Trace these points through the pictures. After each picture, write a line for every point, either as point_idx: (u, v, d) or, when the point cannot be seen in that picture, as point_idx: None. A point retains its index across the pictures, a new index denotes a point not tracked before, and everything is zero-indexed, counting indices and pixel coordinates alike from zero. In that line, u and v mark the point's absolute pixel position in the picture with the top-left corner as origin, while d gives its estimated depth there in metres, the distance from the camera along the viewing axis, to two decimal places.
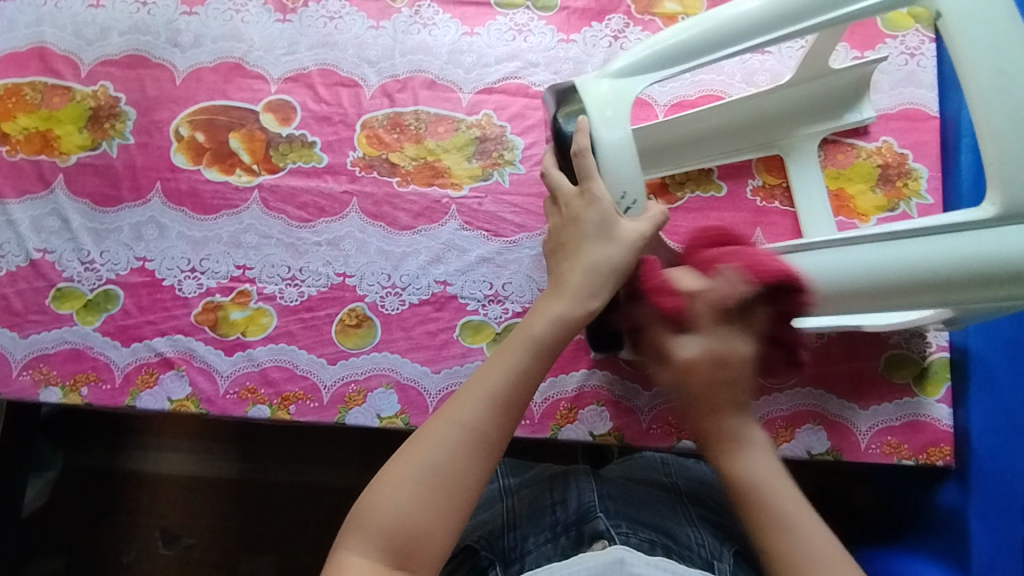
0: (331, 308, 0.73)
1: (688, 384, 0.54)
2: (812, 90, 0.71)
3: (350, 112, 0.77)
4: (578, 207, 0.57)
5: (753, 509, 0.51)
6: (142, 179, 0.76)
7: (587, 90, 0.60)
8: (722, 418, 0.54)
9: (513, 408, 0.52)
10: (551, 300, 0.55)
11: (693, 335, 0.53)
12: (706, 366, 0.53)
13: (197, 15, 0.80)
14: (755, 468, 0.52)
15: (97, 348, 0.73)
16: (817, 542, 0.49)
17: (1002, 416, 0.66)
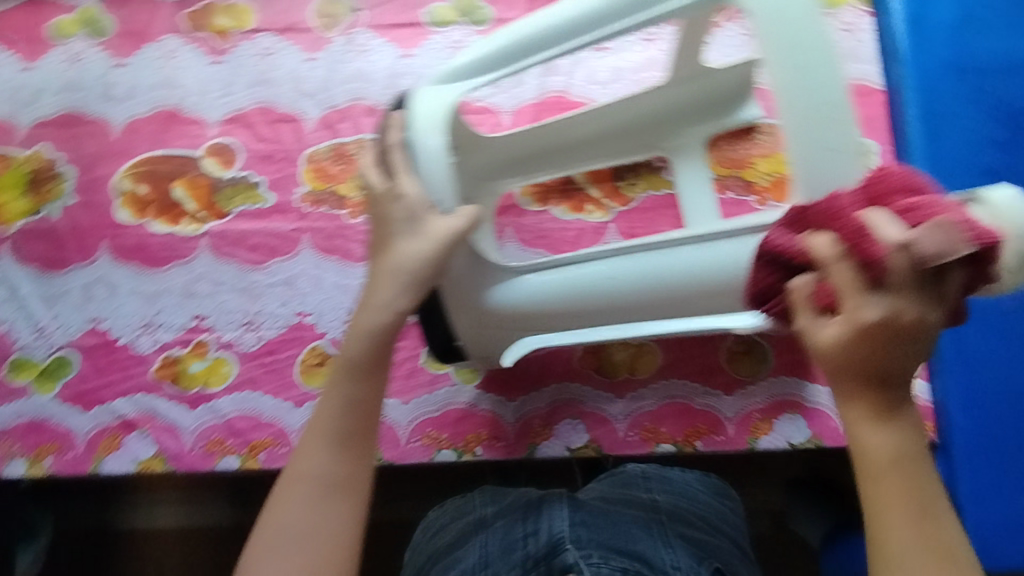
0: (292, 349, 0.71)
1: (846, 350, 0.36)
2: (691, 92, 0.67)
3: (293, 148, 0.75)
4: (386, 207, 0.53)
5: (874, 497, 0.38)
6: (88, 239, 0.75)
7: (410, 99, 0.55)
8: (872, 393, 0.37)
9: (356, 439, 0.50)
10: (360, 316, 0.52)
11: (833, 313, 0.37)
12: (881, 334, 0.35)
13: (129, 66, 0.79)
14: (896, 453, 0.38)
15: (56, 417, 0.71)
16: (945, 535, 0.38)
17: (978, 386, 0.65)
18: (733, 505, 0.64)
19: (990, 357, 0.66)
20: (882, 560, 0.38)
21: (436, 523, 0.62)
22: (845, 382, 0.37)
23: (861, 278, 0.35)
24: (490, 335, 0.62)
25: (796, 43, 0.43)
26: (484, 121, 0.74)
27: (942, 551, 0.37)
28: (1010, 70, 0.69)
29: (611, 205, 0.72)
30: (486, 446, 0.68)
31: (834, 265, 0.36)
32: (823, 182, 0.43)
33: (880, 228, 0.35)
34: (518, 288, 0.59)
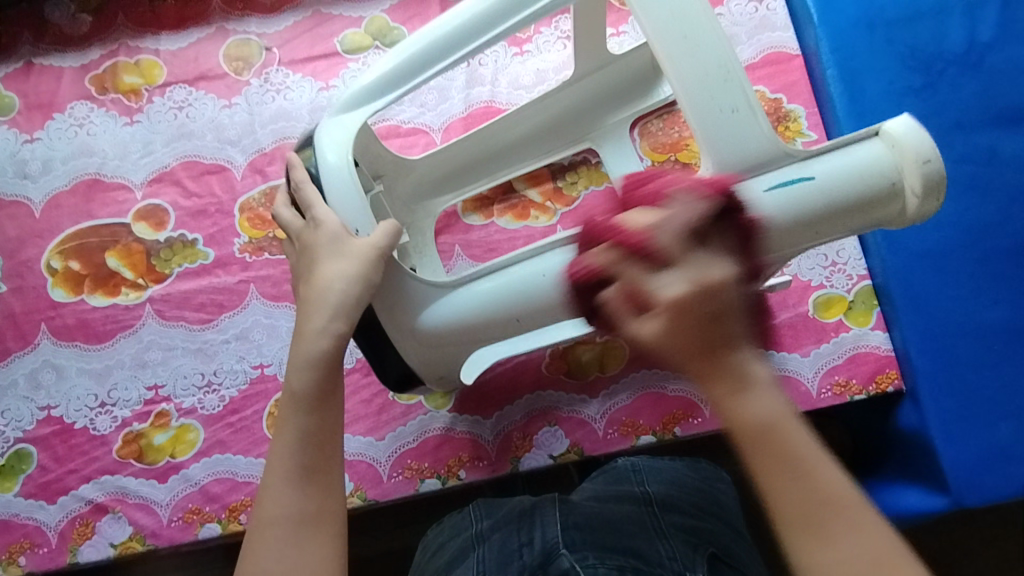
0: (257, 404, 0.69)
1: (679, 330, 0.37)
2: (602, 80, 0.68)
3: (225, 199, 0.73)
4: (306, 237, 0.53)
5: (757, 462, 0.37)
6: (25, 325, 0.72)
7: (318, 130, 0.55)
8: (719, 361, 0.37)
9: (319, 467, 0.49)
10: (301, 344, 0.51)
11: (669, 270, 0.39)
12: (694, 305, 0.38)
13: (40, 140, 0.76)
14: (763, 415, 0.37)
15: (22, 514, 0.68)
16: (833, 482, 0.37)
17: (938, 329, 0.65)
18: (724, 488, 0.63)
19: (950, 300, 0.65)
20: (782, 519, 0.37)
21: (435, 542, 0.61)
22: (693, 363, 0.38)
23: (647, 262, 0.40)
24: (435, 359, 0.59)
25: (684, 21, 0.46)
26: (416, 143, 0.74)
27: (829, 500, 0.36)
28: (917, 17, 0.71)
29: (555, 208, 0.72)
30: (469, 468, 0.68)
31: (622, 268, 0.41)
32: (727, 146, 0.46)
33: (630, 219, 0.42)
34: (444, 307, 0.55)
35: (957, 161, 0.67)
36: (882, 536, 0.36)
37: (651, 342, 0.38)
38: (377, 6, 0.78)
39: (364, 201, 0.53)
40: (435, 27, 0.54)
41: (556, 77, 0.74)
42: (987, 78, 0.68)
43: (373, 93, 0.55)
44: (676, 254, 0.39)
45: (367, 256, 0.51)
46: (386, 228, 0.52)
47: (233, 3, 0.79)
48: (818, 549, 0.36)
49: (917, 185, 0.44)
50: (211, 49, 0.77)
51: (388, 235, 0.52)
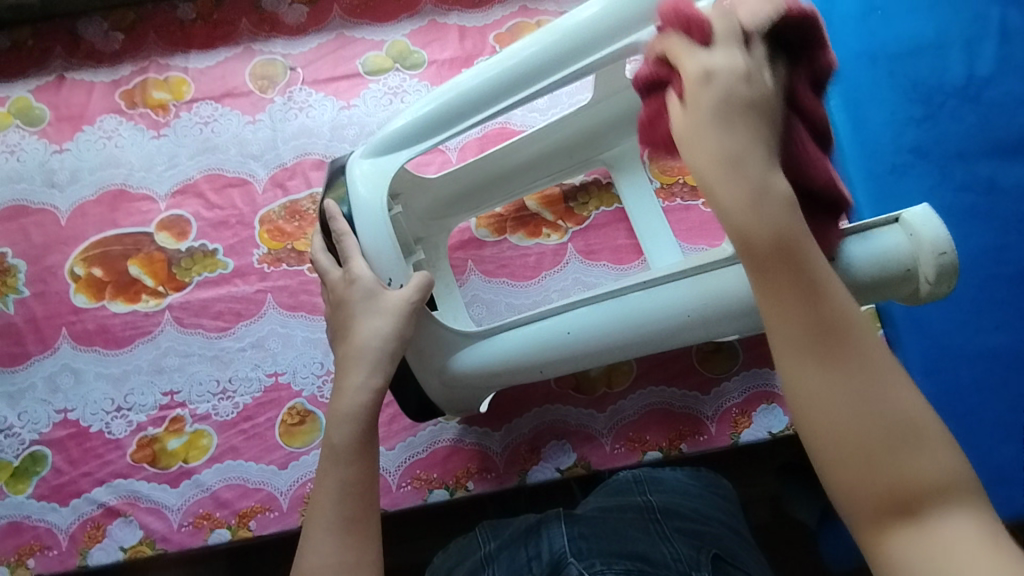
0: (270, 411, 0.70)
1: (706, 121, 0.41)
2: (617, 109, 0.68)
3: (246, 211, 0.75)
4: (342, 291, 0.55)
5: (757, 276, 0.39)
6: (46, 329, 0.73)
7: (350, 170, 0.58)
8: (737, 164, 0.40)
9: (362, 515, 0.50)
10: (338, 398, 0.53)
11: (709, 49, 0.42)
12: (722, 81, 0.41)
13: (68, 151, 0.78)
14: (771, 223, 0.38)
15: (34, 516, 0.69)
16: (823, 284, 0.38)
17: (943, 356, 0.66)
18: (726, 494, 0.64)
19: (956, 328, 0.67)
20: (782, 332, 0.38)
21: (441, 570, 0.60)
22: (709, 162, 0.40)
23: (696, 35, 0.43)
24: (459, 397, 0.62)
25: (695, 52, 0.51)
26: (432, 161, 0.76)
27: (828, 320, 0.38)
28: (917, 51, 0.74)
29: (566, 226, 0.74)
30: (477, 479, 0.68)
31: (683, 56, 0.43)
32: None
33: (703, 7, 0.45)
34: (478, 349, 0.59)
35: (957, 190, 0.69)
36: (887, 374, 0.37)
37: (680, 127, 0.42)
38: (398, 31, 0.81)
39: (398, 254, 0.55)
40: (466, 80, 0.57)
41: (569, 100, 0.76)
42: (986, 110, 0.71)
43: (405, 134, 0.57)
44: (724, 40, 0.43)
45: (395, 312, 0.53)
46: (419, 284, 0.54)
47: (259, 25, 0.82)
48: (812, 369, 0.37)
49: (931, 274, 0.48)
50: (238, 68, 0.80)
51: (419, 293, 0.54)
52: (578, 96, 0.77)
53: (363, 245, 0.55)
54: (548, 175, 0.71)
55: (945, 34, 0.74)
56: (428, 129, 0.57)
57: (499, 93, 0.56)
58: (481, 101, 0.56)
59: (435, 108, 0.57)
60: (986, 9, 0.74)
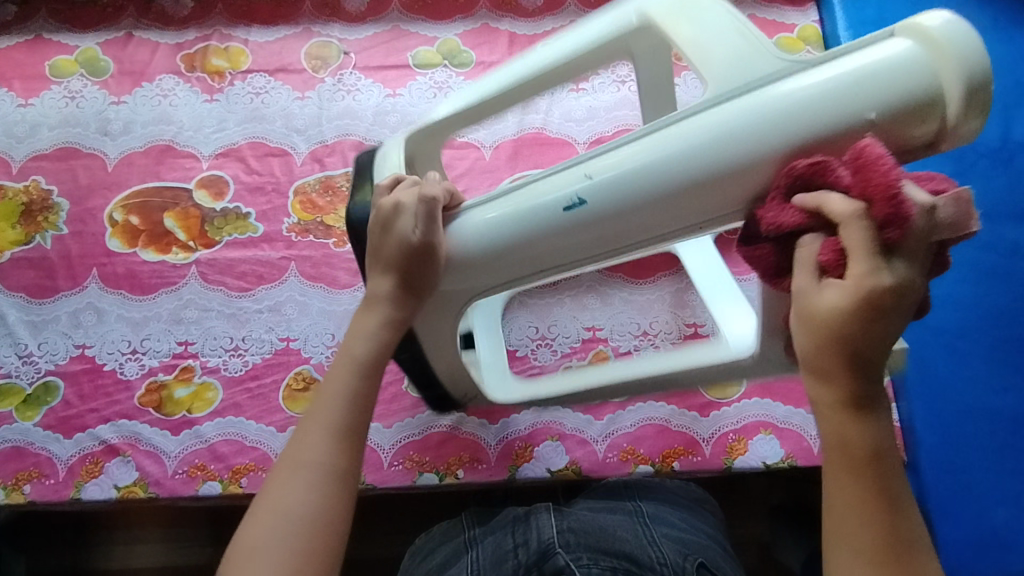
0: (277, 374, 0.72)
1: (852, 333, 0.35)
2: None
3: (282, 180, 0.78)
4: (388, 217, 0.49)
5: (836, 488, 0.38)
6: (78, 267, 0.76)
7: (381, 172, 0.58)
8: (853, 382, 0.36)
9: (355, 444, 0.47)
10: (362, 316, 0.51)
11: (893, 266, 0.35)
12: (886, 306, 0.35)
13: (125, 103, 0.82)
14: (873, 446, 0.37)
15: (37, 443, 0.71)
16: (898, 506, 0.37)
17: (945, 406, 0.66)
18: (714, 510, 0.64)
19: (962, 381, 0.67)
20: (845, 534, 0.37)
21: (423, 548, 0.61)
22: (821, 367, 0.37)
23: (880, 239, 0.35)
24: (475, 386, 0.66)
25: (726, 43, 0.43)
26: (466, 156, 0.78)
27: (898, 542, 0.37)
28: None
29: None
30: (468, 469, 0.69)
31: (849, 227, 0.35)
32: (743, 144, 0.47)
33: (908, 185, 0.36)
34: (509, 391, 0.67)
35: (980, 249, 0.70)
36: None
37: (825, 315, 0.36)
38: (451, 30, 0.84)
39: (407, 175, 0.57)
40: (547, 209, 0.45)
41: (607, 115, 0.79)
42: (1015, 175, 0.72)
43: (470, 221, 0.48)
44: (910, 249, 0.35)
45: (412, 252, 0.48)
46: (433, 219, 0.48)
47: (322, 9, 0.86)
48: None
49: None
50: (295, 46, 0.84)
51: (433, 232, 0.48)
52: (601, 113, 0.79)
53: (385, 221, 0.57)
54: None
55: None
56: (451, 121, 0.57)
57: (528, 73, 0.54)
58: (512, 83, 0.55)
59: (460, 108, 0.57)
60: None
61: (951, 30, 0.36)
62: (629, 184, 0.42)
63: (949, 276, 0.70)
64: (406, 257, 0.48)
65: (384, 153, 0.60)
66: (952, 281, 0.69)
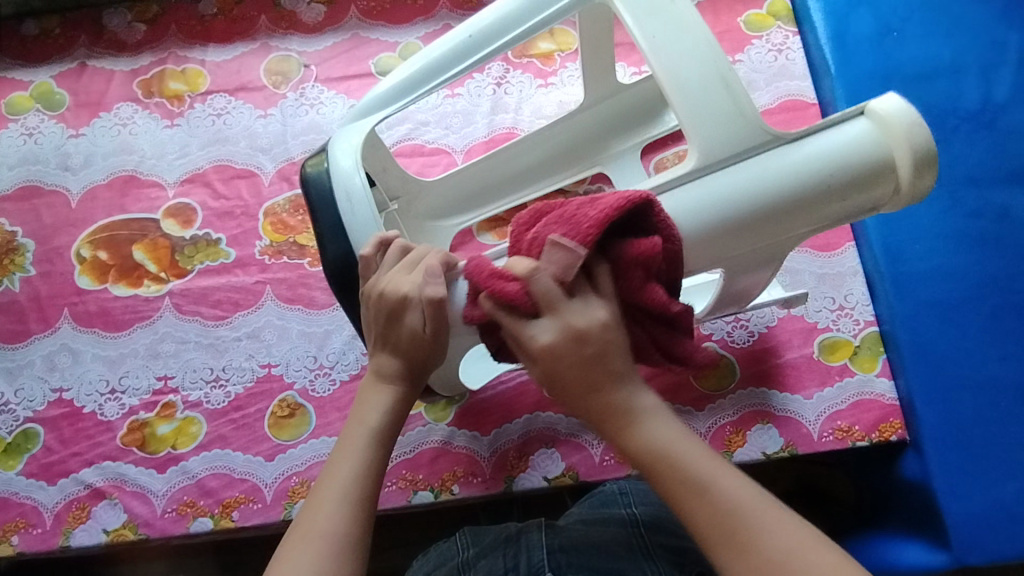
0: (261, 402, 0.70)
1: (549, 368, 0.42)
2: (604, 111, 0.71)
3: (251, 203, 0.76)
4: (391, 303, 0.47)
5: (675, 497, 0.40)
6: (49, 308, 0.74)
7: (339, 174, 0.54)
8: (605, 392, 0.42)
9: (370, 511, 0.45)
10: (374, 390, 0.50)
11: (542, 319, 0.42)
12: (564, 350, 0.42)
13: (84, 136, 0.80)
14: (656, 445, 0.41)
15: (21, 493, 0.69)
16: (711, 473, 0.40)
17: (945, 382, 0.64)
18: None
19: (960, 355, 0.65)
20: (711, 537, 0.39)
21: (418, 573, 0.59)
22: (583, 395, 0.43)
23: (526, 307, 0.42)
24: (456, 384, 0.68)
25: (714, 106, 0.45)
26: (438, 163, 0.76)
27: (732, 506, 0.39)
28: (932, 75, 0.73)
29: None
30: (463, 483, 0.68)
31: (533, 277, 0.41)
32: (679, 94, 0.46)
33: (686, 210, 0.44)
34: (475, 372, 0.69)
35: (968, 216, 0.68)
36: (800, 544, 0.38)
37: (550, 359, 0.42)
38: (412, 34, 0.82)
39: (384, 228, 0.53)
40: None
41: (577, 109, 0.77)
42: (1000, 136, 0.70)
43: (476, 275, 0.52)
44: (558, 305, 0.42)
45: (422, 344, 0.48)
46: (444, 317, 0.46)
47: (278, 22, 0.84)
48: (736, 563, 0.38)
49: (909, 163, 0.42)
50: (253, 63, 0.81)
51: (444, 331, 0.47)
52: (566, 106, 0.77)
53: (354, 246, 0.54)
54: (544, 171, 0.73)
55: (961, 58, 0.73)
56: (405, 90, 0.57)
57: (488, 40, 0.55)
58: (470, 51, 0.55)
59: (415, 73, 0.57)
60: (1004, 36, 0.73)
61: (895, 109, 0.42)
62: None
63: (939, 247, 0.68)
64: (419, 350, 0.49)
65: (341, 174, 0.54)
66: (942, 253, 0.68)
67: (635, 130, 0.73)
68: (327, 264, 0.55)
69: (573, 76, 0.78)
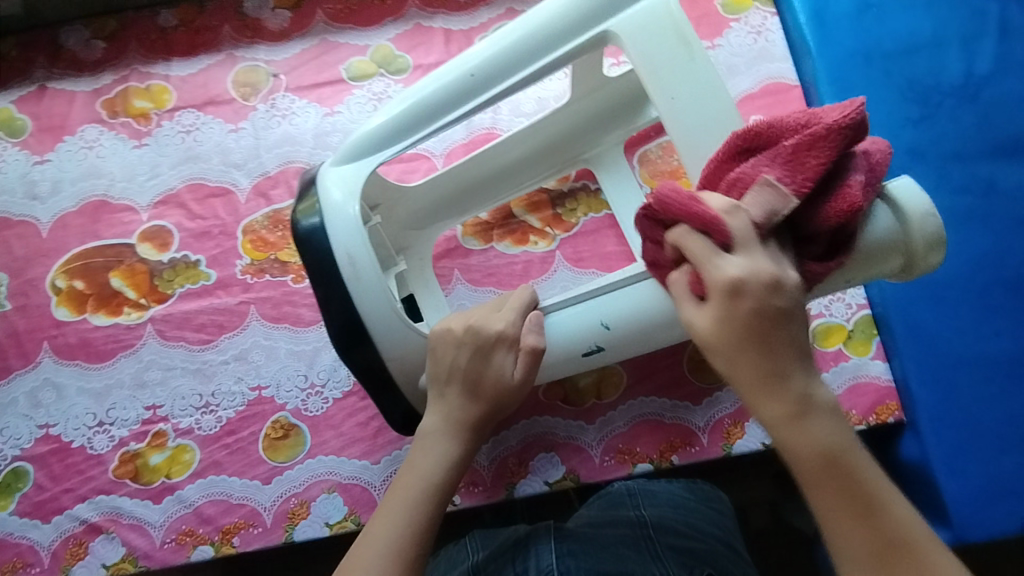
0: (253, 425, 0.69)
1: (726, 327, 0.40)
2: (591, 106, 0.69)
3: (228, 221, 0.74)
4: (493, 352, 0.52)
5: (814, 501, 0.41)
6: (28, 343, 0.72)
7: (332, 211, 0.54)
8: (776, 376, 0.40)
9: (414, 566, 0.48)
10: (428, 442, 0.53)
11: (731, 254, 0.40)
12: (753, 292, 0.40)
13: (50, 162, 0.77)
14: (796, 422, 0.40)
15: (16, 533, 0.67)
16: (871, 486, 0.40)
17: (941, 363, 0.64)
18: (720, 508, 0.63)
19: (953, 335, 0.65)
20: (827, 523, 0.40)
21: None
22: (745, 376, 0.41)
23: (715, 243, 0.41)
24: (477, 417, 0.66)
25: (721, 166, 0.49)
26: (417, 168, 0.74)
27: (862, 499, 0.40)
28: (914, 50, 0.72)
29: (554, 233, 0.72)
30: (465, 493, 0.67)
31: (689, 243, 0.42)
32: (684, 130, 0.50)
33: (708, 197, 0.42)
34: None
35: (955, 192, 0.68)
36: (920, 541, 0.39)
37: (703, 335, 0.42)
38: (382, 35, 0.79)
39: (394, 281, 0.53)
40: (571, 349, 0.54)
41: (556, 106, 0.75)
42: (985, 110, 0.69)
43: None
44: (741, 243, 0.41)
45: (513, 388, 0.53)
46: (537, 362, 0.52)
47: (242, 31, 0.81)
48: (851, 540, 0.39)
49: (922, 241, 0.46)
50: (220, 75, 0.79)
51: (533, 373, 0.53)
52: (545, 103, 0.75)
53: (360, 307, 0.53)
54: (534, 178, 0.71)
55: (942, 32, 0.72)
56: (395, 122, 0.56)
57: (485, 81, 0.54)
58: (463, 85, 0.55)
59: (405, 110, 0.56)
60: (985, 6, 0.72)
61: (910, 192, 0.47)
62: (649, 316, 0.52)
63: None
64: (504, 394, 0.53)
65: (340, 223, 0.54)
66: None
67: (622, 122, 0.71)
68: (333, 324, 0.54)
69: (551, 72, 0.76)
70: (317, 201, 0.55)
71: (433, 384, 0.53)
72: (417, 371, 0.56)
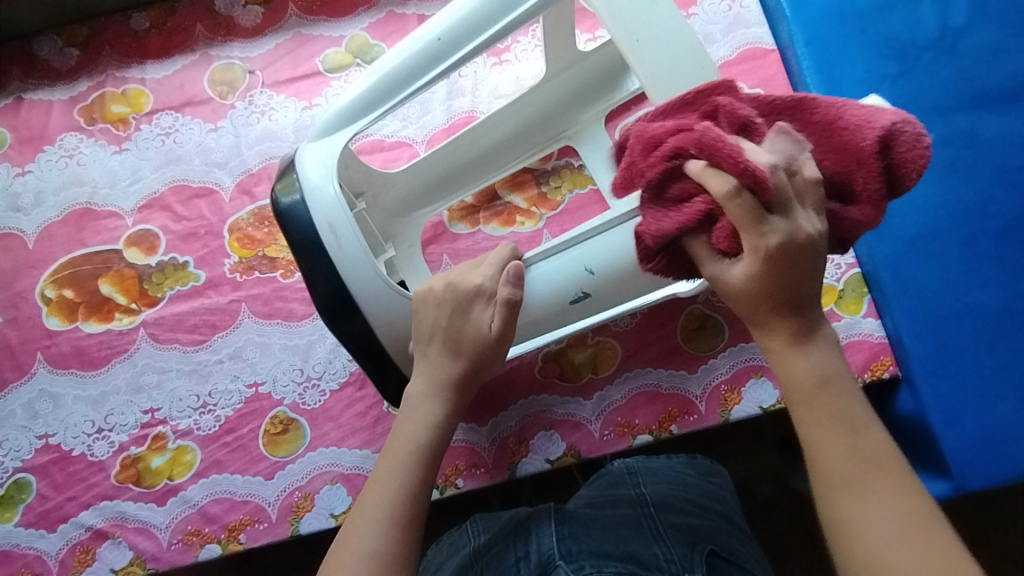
0: (252, 423, 0.69)
1: (765, 278, 0.40)
2: (566, 83, 0.69)
3: (214, 221, 0.74)
4: (470, 309, 0.52)
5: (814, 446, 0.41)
6: (21, 355, 0.72)
7: (311, 188, 0.54)
8: (793, 318, 0.41)
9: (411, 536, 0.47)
10: (417, 403, 0.52)
11: (773, 217, 0.39)
12: (785, 256, 0.39)
13: (31, 172, 0.77)
14: (815, 373, 0.41)
15: (23, 544, 0.68)
16: (880, 439, 0.40)
17: (932, 315, 0.64)
18: (722, 483, 0.63)
19: (943, 285, 0.65)
20: (831, 478, 0.40)
21: (432, 563, 0.59)
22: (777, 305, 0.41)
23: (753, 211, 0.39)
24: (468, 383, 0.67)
25: None
26: (400, 156, 0.74)
27: (873, 460, 0.40)
28: (888, 6, 0.72)
29: (540, 212, 0.72)
30: (467, 476, 0.67)
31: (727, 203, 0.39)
32: (651, 70, 0.49)
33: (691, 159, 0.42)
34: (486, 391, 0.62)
35: (937, 146, 0.68)
36: (925, 520, 0.38)
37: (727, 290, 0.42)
38: (356, 25, 0.79)
39: (377, 258, 0.53)
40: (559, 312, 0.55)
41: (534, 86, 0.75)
42: (962, 62, 0.69)
43: None
44: (778, 207, 0.39)
45: (491, 343, 0.52)
46: (514, 315, 0.51)
47: (215, 30, 0.81)
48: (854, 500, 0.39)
49: None
50: (196, 75, 0.79)
51: (510, 326, 0.52)
52: (523, 83, 0.75)
53: (346, 281, 0.53)
54: (517, 158, 0.71)
55: None
56: (369, 99, 0.56)
57: (453, 46, 0.54)
58: (435, 56, 0.54)
59: (377, 83, 0.56)
60: None
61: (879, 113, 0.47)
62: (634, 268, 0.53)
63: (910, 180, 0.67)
64: (485, 349, 0.52)
65: (320, 200, 0.54)
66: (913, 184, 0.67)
67: (599, 99, 0.71)
68: (319, 298, 0.54)
69: (527, 51, 0.76)
70: (295, 180, 0.55)
71: (416, 345, 0.53)
72: (406, 342, 0.56)
